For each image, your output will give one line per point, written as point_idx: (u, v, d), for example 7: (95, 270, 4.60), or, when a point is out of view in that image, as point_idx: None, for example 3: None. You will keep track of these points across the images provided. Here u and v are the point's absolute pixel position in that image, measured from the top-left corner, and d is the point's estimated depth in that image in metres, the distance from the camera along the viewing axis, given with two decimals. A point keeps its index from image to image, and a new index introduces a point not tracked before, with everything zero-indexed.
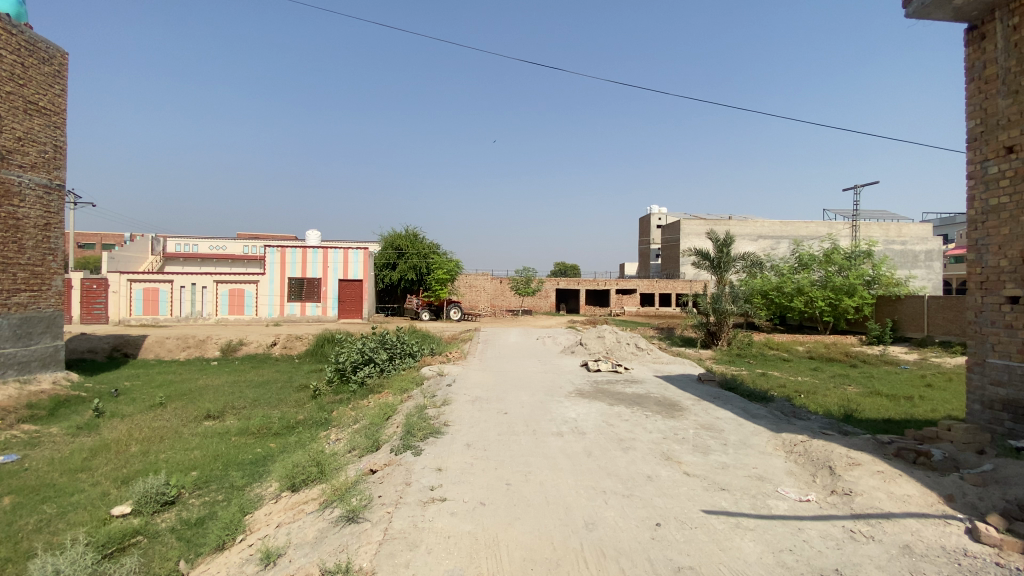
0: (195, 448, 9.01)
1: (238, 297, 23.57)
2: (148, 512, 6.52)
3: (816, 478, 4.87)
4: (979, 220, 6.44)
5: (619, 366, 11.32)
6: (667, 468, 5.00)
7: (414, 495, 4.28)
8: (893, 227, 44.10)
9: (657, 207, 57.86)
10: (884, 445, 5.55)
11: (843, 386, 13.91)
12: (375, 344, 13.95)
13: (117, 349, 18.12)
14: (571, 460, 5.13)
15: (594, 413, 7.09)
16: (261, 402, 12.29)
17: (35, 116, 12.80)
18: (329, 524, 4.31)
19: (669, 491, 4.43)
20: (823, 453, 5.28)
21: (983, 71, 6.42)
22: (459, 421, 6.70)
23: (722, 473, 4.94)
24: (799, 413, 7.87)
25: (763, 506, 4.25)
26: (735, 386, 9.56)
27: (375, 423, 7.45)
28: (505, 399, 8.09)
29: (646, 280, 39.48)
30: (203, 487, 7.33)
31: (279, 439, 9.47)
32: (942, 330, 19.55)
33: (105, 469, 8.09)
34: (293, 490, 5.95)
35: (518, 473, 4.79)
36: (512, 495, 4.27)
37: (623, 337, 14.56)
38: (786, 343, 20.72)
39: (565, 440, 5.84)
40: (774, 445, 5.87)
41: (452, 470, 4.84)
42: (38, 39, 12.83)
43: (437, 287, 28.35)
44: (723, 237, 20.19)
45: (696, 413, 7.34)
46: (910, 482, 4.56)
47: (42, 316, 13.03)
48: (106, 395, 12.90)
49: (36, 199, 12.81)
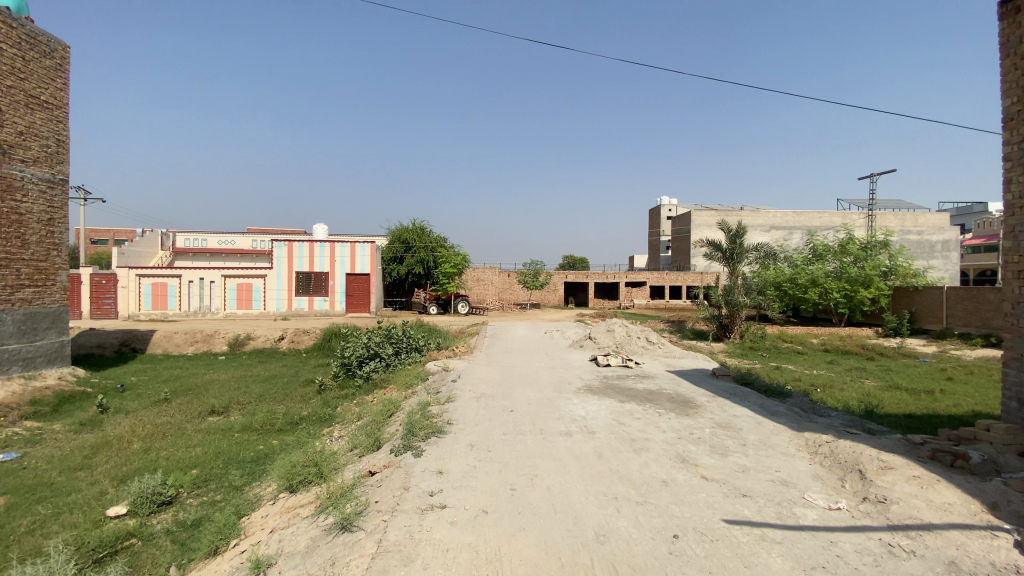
0: (196, 445, 8.82)
1: (245, 292, 23.46)
2: (143, 513, 6.33)
3: (845, 484, 4.51)
4: (1017, 205, 5.99)
5: (630, 361, 10.98)
6: (683, 471, 4.67)
7: (412, 502, 3.99)
8: (909, 216, 43.04)
9: (666, 198, 57.20)
10: (916, 447, 5.18)
11: (860, 380, 13.49)
12: (381, 339, 13.67)
13: (125, 345, 18.09)
14: (581, 463, 4.83)
15: (604, 411, 6.76)
16: (267, 397, 12.12)
17: (37, 110, 12.61)
18: (322, 532, 4.05)
19: (685, 498, 4.10)
20: (851, 455, 4.93)
21: (1020, 45, 5.94)
22: (462, 419, 6.39)
23: (743, 477, 4.60)
24: (819, 409, 7.49)
25: (789, 515, 3.91)
26: (751, 381, 9.17)
27: (378, 421, 7.17)
28: (511, 396, 7.79)
29: (657, 272, 38.90)
30: (202, 486, 7.12)
31: (283, 435, 9.27)
32: (962, 322, 18.92)
33: (105, 468, 7.92)
34: (291, 492, 5.71)
35: (525, 476, 4.50)
36: (516, 503, 3.97)
37: (634, 330, 14.15)
38: (800, 336, 20.23)
39: (574, 440, 5.52)
40: (796, 446, 5.53)
41: (454, 473, 4.56)
42: (38, 32, 12.66)
43: (444, 280, 27.23)
44: (736, 228, 19.60)
45: (712, 410, 6.99)
46: (950, 488, 4.19)
47: (47, 312, 12.94)
48: (111, 390, 12.82)
49: (39, 194, 12.67)
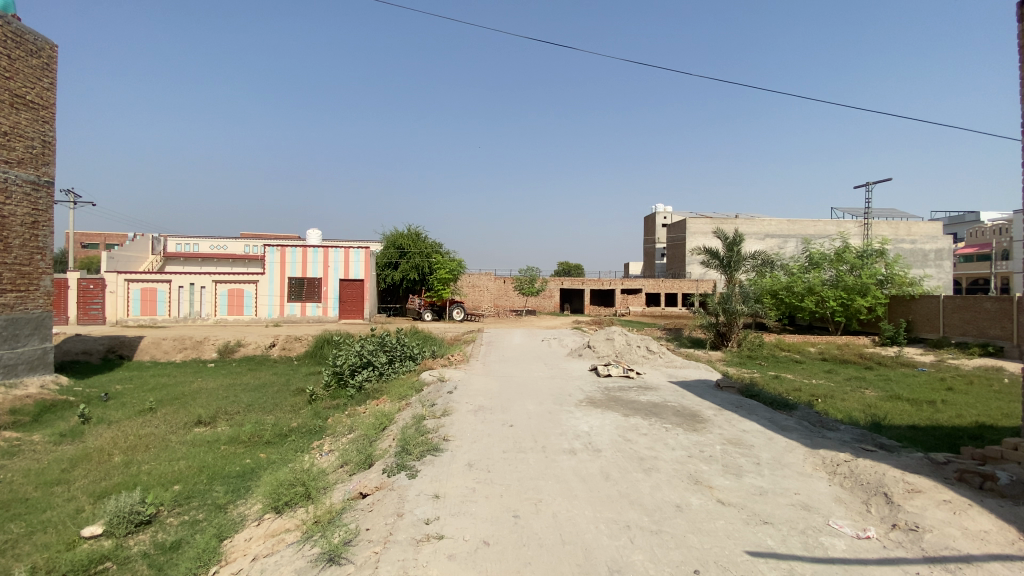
0: (180, 458, 8.40)
1: (236, 298, 22.98)
2: (120, 533, 5.94)
3: (871, 509, 4.21)
4: None
5: (630, 371, 10.68)
6: (698, 494, 4.36)
7: (406, 532, 3.65)
8: (902, 225, 43.17)
9: (662, 205, 57.27)
10: (941, 467, 4.89)
11: (861, 390, 13.22)
12: (374, 347, 13.29)
13: (112, 351, 17.59)
14: (587, 485, 4.51)
15: (608, 427, 6.45)
16: (256, 407, 11.69)
17: (23, 110, 12.23)
18: (307, 564, 3.69)
19: (703, 527, 3.79)
20: (874, 476, 4.64)
21: None
22: (459, 436, 6.05)
23: (761, 501, 4.30)
24: (828, 423, 7.21)
25: (816, 545, 3.61)
26: (756, 393, 8.89)
27: (370, 436, 6.82)
28: (510, 409, 7.46)
29: (653, 279, 38.63)
30: (183, 504, 6.71)
31: (270, 449, 8.87)
32: (959, 331, 18.80)
33: (83, 483, 7.50)
34: (277, 513, 5.33)
35: (528, 501, 4.17)
36: (520, 533, 3.64)
37: (634, 339, 13.83)
38: (798, 345, 20.02)
39: (579, 459, 5.20)
40: (813, 465, 5.23)
41: (452, 498, 4.22)
42: (25, 31, 12.31)
43: (440, 287, 27.66)
44: (733, 235, 19.15)
45: (721, 425, 6.69)
46: (984, 514, 3.90)
47: (30, 318, 12.49)
48: (95, 399, 12.35)
49: (23, 196, 12.27)
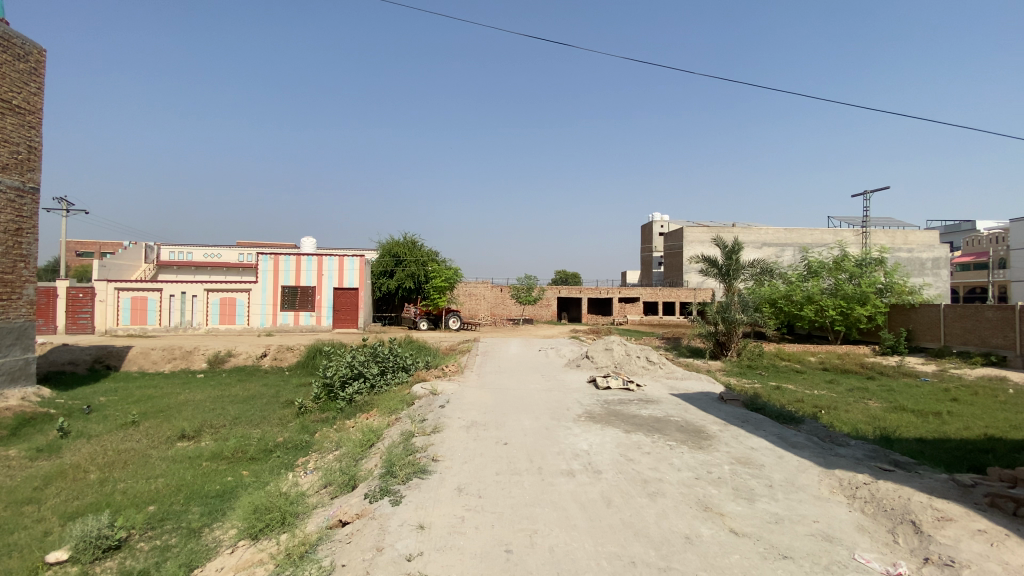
0: (158, 476, 7.96)
1: (228, 306, 22.48)
2: (85, 561, 5.48)
3: (898, 540, 3.84)
4: None
5: (630, 383, 10.28)
6: (709, 524, 3.98)
7: (385, 570, 3.25)
8: (899, 233, 42.97)
9: (659, 214, 57.24)
10: (969, 491, 4.52)
11: (863, 401, 12.86)
12: (365, 358, 12.89)
13: (99, 362, 17.10)
14: (587, 512, 4.14)
15: (608, 444, 6.07)
16: (243, 421, 11.23)
17: (7, 115, 11.86)
18: None
19: (717, 563, 3.40)
20: (899, 501, 4.27)
21: None
22: (449, 456, 5.65)
23: (778, 531, 3.92)
24: (839, 439, 6.81)
25: None
26: (762, 406, 8.49)
27: (354, 455, 6.40)
28: (505, 425, 7.07)
29: (650, 288, 38.29)
30: (156, 527, 6.25)
31: (253, 466, 8.43)
32: (960, 340, 18.51)
33: (54, 502, 7.06)
34: (252, 540, 4.92)
35: (522, 533, 3.78)
36: (513, 572, 3.24)
37: (633, 349, 13.41)
38: (799, 354, 19.67)
39: (578, 482, 4.82)
40: (829, 487, 4.86)
41: (438, 529, 3.83)
42: (12, 34, 12.01)
43: (437, 295, 26.46)
44: (731, 243, 18.79)
45: (727, 442, 6.32)
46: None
47: (10, 327, 12.06)
48: (76, 411, 11.86)
49: (6, 203, 11.87)
